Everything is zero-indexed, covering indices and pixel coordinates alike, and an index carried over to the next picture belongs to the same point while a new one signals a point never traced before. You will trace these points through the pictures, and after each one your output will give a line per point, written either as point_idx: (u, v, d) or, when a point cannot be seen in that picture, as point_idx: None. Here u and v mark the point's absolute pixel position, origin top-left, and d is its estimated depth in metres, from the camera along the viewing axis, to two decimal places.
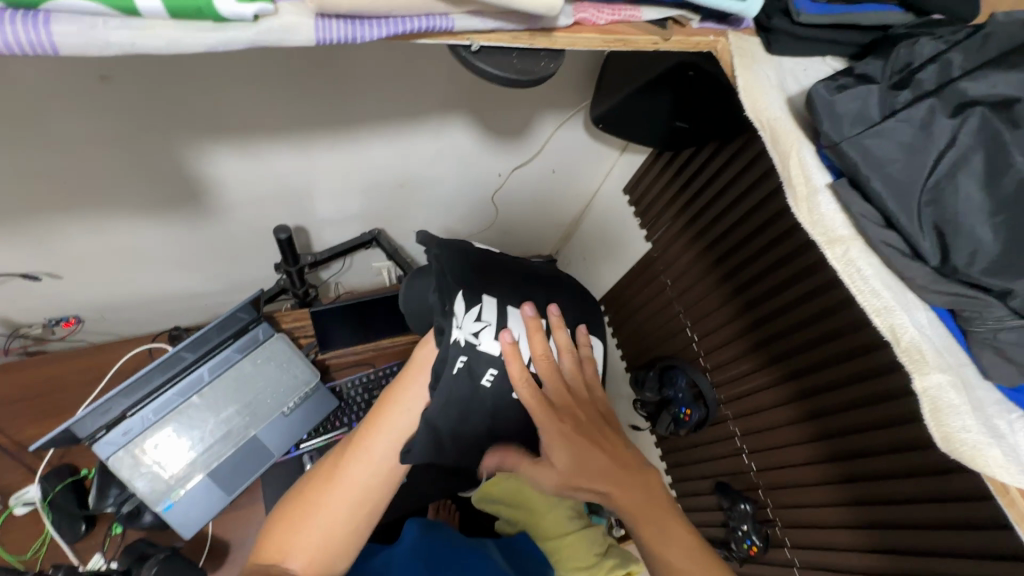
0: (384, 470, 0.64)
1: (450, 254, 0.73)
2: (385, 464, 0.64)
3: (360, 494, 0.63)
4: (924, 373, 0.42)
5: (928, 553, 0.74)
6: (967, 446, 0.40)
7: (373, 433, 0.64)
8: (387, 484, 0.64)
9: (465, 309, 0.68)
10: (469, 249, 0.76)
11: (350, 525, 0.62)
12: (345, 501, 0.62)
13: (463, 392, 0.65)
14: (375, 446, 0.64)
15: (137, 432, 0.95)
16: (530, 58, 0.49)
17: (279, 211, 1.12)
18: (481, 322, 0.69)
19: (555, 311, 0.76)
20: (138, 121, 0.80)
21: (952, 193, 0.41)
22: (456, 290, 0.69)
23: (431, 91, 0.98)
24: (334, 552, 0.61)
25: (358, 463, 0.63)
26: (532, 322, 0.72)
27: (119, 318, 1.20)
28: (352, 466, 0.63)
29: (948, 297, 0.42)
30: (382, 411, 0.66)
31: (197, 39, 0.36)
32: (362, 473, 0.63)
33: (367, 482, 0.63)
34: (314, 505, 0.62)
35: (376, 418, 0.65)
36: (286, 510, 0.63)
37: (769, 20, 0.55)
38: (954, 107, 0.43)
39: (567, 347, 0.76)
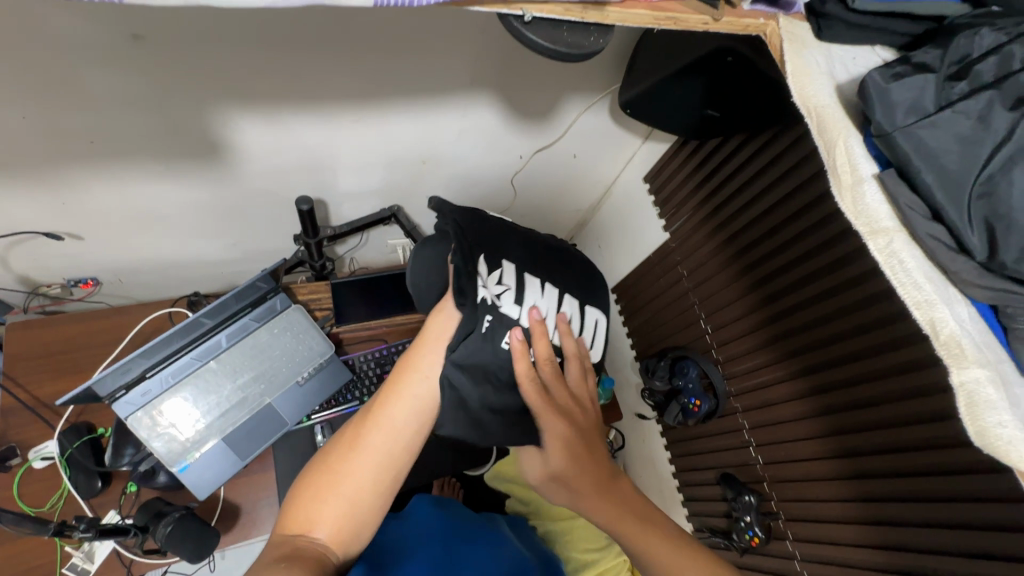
0: (405, 438, 0.63)
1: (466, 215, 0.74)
2: (405, 430, 0.64)
3: (385, 461, 0.63)
4: (962, 367, 0.42)
5: (929, 551, 0.74)
6: (1001, 440, 0.40)
7: (395, 400, 0.64)
8: (408, 450, 0.64)
9: (489, 270, 0.70)
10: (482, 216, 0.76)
11: (376, 490, 0.62)
12: (370, 468, 0.62)
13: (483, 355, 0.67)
14: (395, 413, 0.63)
15: (155, 394, 0.96)
16: (581, 32, 0.48)
17: (300, 182, 1.12)
18: (503, 285, 0.71)
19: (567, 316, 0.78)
20: (168, 82, 0.80)
21: (1006, 187, 0.41)
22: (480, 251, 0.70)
23: (460, 67, 0.97)
24: (362, 516, 0.62)
25: (380, 431, 0.63)
26: (538, 325, 0.71)
27: (136, 282, 1.22)
28: (373, 436, 0.63)
29: (993, 292, 0.42)
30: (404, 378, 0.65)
31: None
32: (383, 441, 0.63)
33: (389, 450, 0.63)
34: (339, 473, 0.62)
35: (397, 386, 0.65)
36: (312, 477, 0.63)
37: (822, 5, 0.54)
38: (1014, 99, 0.42)
39: (575, 352, 0.77)
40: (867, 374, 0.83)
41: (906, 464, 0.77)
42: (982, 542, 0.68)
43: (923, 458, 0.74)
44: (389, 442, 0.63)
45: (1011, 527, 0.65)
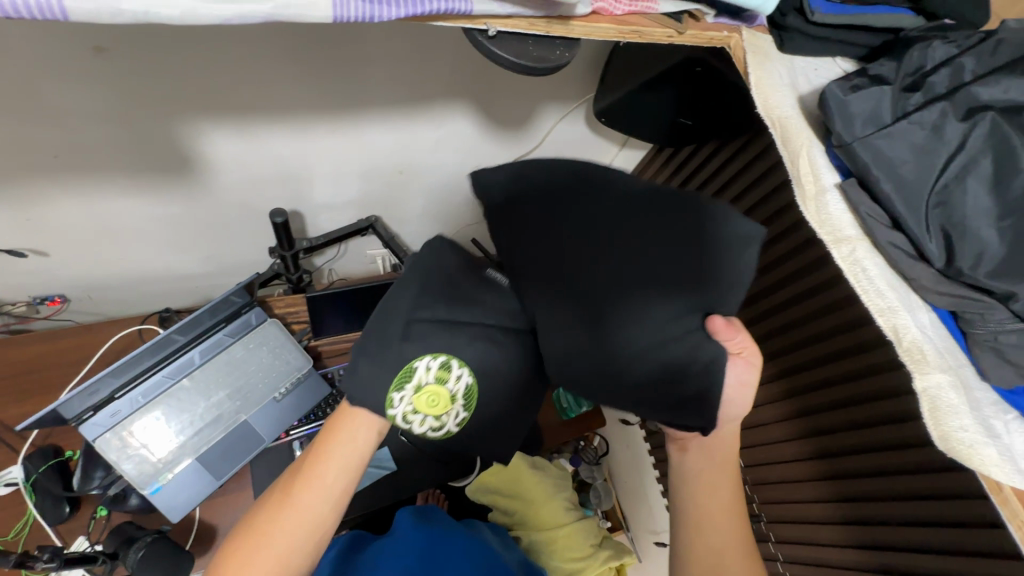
0: (332, 502, 0.56)
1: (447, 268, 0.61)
2: (334, 493, 0.57)
3: (317, 522, 0.55)
4: (924, 373, 0.43)
5: (909, 549, 0.74)
6: (964, 444, 0.41)
7: (329, 457, 0.56)
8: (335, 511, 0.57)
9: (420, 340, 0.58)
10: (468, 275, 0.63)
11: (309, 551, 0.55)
12: (301, 530, 0.55)
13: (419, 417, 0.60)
14: (327, 474, 0.56)
15: (125, 415, 0.93)
16: (545, 46, 0.48)
17: (275, 194, 1.10)
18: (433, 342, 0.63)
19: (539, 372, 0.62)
20: (133, 94, 0.78)
21: (959, 196, 0.42)
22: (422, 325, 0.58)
23: (435, 77, 0.97)
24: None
25: (312, 491, 0.55)
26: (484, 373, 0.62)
27: (107, 298, 1.18)
28: (299, 502, 0.55)
29: (951, 299, 0.43)
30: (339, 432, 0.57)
31: (211, 10, 0.34)
32: (312, 506, 0.55)
33: (316, 515, 0.55)
34: (266, 535, 0.54)
35: (331, 441, 0.57)
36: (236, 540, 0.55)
37: (783, 18, 0.55)
38: (965, 111, 0.43)
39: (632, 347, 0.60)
40: (840, 376, 0.84)
41: (876, 465, 0.78)
42: (953, 537, 0.68)
43: (897, 459, 0.75)
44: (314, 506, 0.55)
45: (975, 524, 0.66)
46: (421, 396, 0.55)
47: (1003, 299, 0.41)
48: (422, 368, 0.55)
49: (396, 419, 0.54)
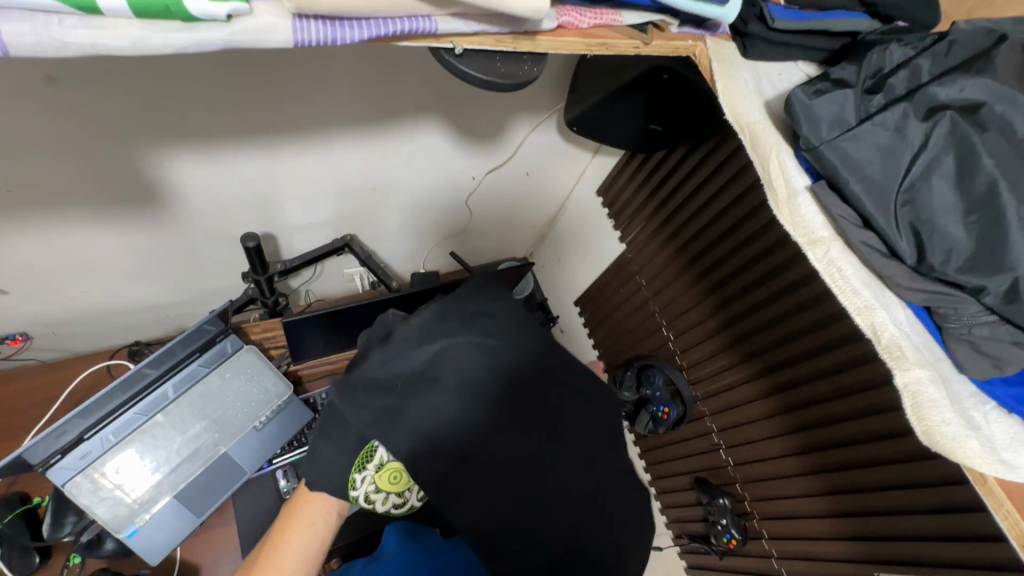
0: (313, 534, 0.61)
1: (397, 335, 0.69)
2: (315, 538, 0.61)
3: None
4: (904, 369, 0.43)
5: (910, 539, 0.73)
6: (947, 438, 0.41)
7: (279, 550, 0.58)
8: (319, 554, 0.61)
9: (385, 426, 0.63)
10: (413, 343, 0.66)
11: None
12: None
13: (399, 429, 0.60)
14: (284, 562, 0.58)
15: (96, 456, 0.88)
16: (514, 61, 0.48)
17: (245, 217, 1.08)
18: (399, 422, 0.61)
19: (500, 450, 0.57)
20: (92, 123, 0.75)
21: (926, 194, 0.43)
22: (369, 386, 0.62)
23: (404, 94, 0.97)
24: None
25: None
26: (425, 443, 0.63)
27: (71, 334, 1.13)
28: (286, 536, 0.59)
29: (927, 295, 0.43)
30: (291, 525, 0.60)
31: (164, 39, 0.33)
32: None
33: None
34: None
35: (281, 535, 0.59)
36: None
37: (744, 25, 0.55)
38: (926, 110, 0.45)
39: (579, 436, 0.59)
40: (822, 371, 0.85)
41: (864, 456, 0.79)
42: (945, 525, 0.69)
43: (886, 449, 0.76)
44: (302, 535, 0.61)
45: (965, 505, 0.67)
46: (383, 472, 0.65)
47: (975, 292, 0.41)
48: (386, 447, 0.64)
49: (359, 498, 0.63)
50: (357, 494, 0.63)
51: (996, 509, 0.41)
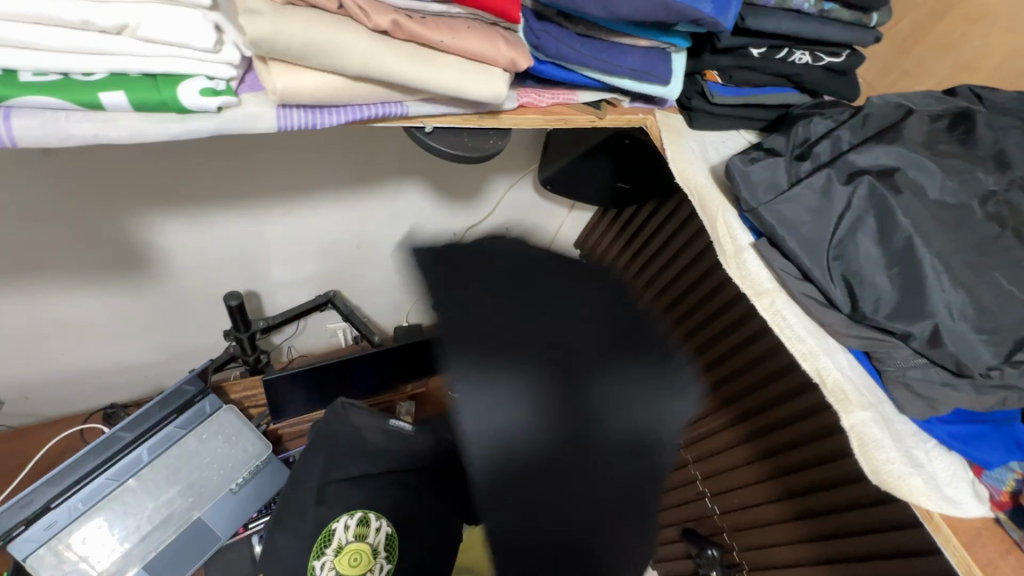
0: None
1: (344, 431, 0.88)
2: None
3: None
4: (850, 412, 0.46)
5: None
6: (894, 476, 0.44)
7: None
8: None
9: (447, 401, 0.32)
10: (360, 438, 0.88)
11: None
12: None
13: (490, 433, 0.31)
14: None
15: (63, 526, 0.86)
16: (480, 136, 0.53)
17: (230, 277, 1.10)
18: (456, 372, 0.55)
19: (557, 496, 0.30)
20: (84, 192, 0.79)
21: (853, 250, 0.47)
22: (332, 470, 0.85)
23: (386, 159, 1.03)
24: None
25: None
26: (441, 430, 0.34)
27: (46, 398, 1.11)
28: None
29: (862, 340, 0.47)
30: None
31: (160, 129, 0.37)
32: None
33: None
34: None
35: None
36: None
37: (688, 101, 0.61)
38: (847, 175, 0.50)
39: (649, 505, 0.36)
40: (796, 414, 0.88)
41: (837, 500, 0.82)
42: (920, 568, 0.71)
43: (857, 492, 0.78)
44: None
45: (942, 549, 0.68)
46: (343, 554, 0.79)
47: (905, 338, 0.45)
48: (342, 528, 0.81)
49: None
50: None
51: (946, 546, 0.43)
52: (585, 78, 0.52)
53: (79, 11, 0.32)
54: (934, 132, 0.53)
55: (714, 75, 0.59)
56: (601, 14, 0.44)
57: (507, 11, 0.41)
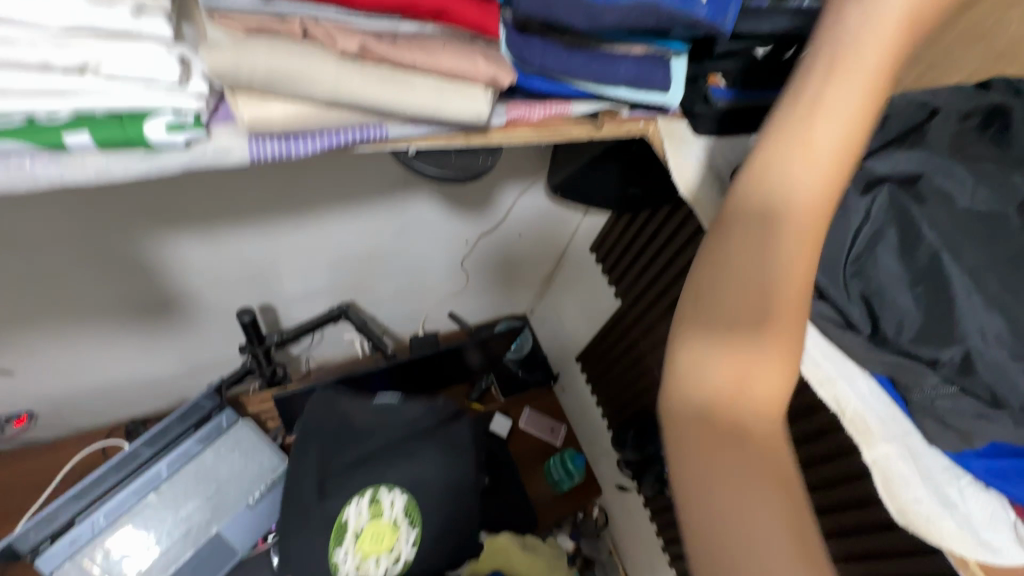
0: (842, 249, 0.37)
1: (321, 416, 0.91)
2: (782, 181, 0.36)
3: None
4: (871, 445, 0.42)
5: None
6: (921, 518, 0.39)
7: None
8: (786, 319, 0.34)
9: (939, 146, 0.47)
10: (350, 425, 0.91)
11: None
12: None
13: (896, 354, 0.42)
14: None
15: (85, 540, 0.86)
16: (469, 155, 0.51)
17: (244, 293, 1.11)
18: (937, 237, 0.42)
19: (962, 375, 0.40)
20: (102, 216, 0.81)
21: (872, 266, 0.43)
22: (332, 467, 0.87)
23: (394, 170, 1.02)
24: None
25: None
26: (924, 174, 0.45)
27: (74, 413, 1.14)
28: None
29: (886, 365, 0.43)
30: None
31: (127, 168, 0.36)
32: None
33: None
34: None
35: None
36: None
37: (692, 106, 0.57)
38: (865, 183, 0.45)
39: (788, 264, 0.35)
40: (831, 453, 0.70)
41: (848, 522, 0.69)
42: None
43: (859, 518, 0.67)
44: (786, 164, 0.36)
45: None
46: (366, 534, 0.83)
47: (932, 364, 0.41)
48: (354, 516, 0.84)
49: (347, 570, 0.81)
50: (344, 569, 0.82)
51: None
52: (575, 89, 0.49)
53: (38, 53, 0.32)
54: (962, 131, 0.49)
55: (717, 79, 0.57)
56: (585, 25, 0.41)
57: (485, 27, 0.39)
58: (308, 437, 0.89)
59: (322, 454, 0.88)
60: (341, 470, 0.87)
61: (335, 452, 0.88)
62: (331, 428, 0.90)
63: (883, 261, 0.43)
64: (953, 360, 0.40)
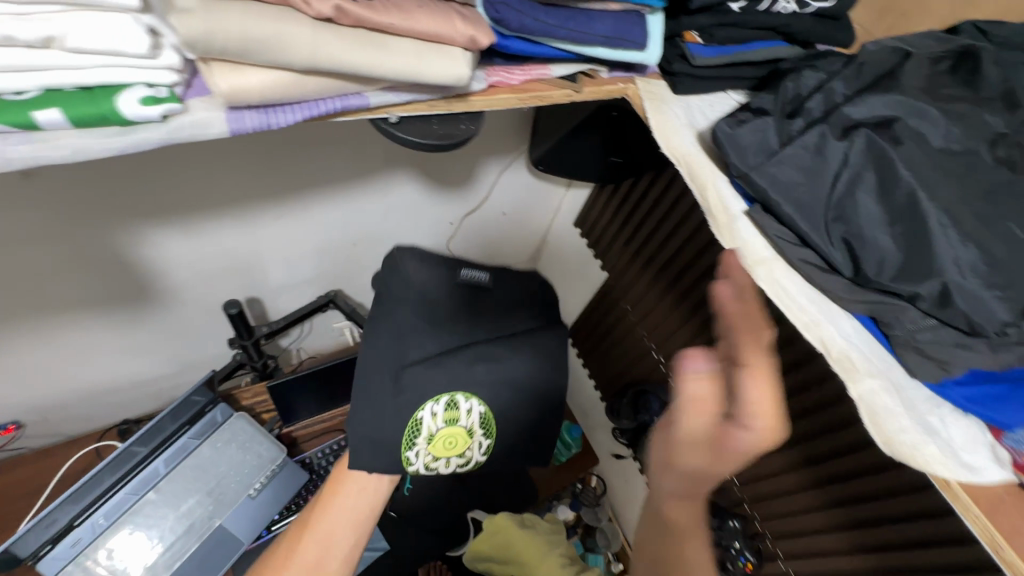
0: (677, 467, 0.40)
1: (401, 283, 0.76)
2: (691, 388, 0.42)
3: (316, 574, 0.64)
4: (857, 381, 0.43)
5: (906, 547, 0.65)
6: (907, 446, 0.41)
7: (324, 514, 0.66)
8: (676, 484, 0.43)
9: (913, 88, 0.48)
10: (434, 302, 0.77)
11: (346, 541, 0.66)
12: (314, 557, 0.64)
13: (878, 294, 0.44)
14: (333, 526, 0.66)
15: (88, 542, 0.84)
16: (449, 122, 0.49)
17: (229, 286, 1.09)
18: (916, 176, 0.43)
19: (941, 307, 0.42)
20: (76, 212, 0.79)
21: (853, 209, 0.45)
22: (416, 344, 0.74)
23: (373, 151, 1.00)
24: None
25: (315, 544, 0.65)
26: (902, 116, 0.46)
27: (64, 419, 1.12)
28: (338, 492, 0.68)
29: (867, 305, 0.44)
30: (325, 507, 0.67)
31: (102, 144, 0.35)
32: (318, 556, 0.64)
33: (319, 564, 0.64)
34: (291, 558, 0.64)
35: (312, 521, 0.66)
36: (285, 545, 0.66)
37: (670, 65, 0.58)
38: (841, 130, 0.47)
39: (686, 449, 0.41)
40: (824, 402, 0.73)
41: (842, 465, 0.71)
42: (914, 532, 0.64)
43: (852, 462, 0.69)
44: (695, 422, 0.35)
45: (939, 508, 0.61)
46: (437, 440, 0.70)
47: (912, 299, 0.43)
48: (430, 416, 0.69)
49: (421, 469, 0.70)
50: (416, 467, 0.69)
51: (968, 516, 0.39)
52: (554, 50, 0.49)
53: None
54: (934, 75, 0.50)
55: (694, 36, 0.56)
56: None
57: None
58: (389, 305, 0.76)
59: (406, 327, 0.74)
60: (429, 351, 0.73)
61: (416, 332, 0.74)
62: (412, 296, 0.76)
63: (863, 203, 0.44)
64: (933, 294, 0.42)
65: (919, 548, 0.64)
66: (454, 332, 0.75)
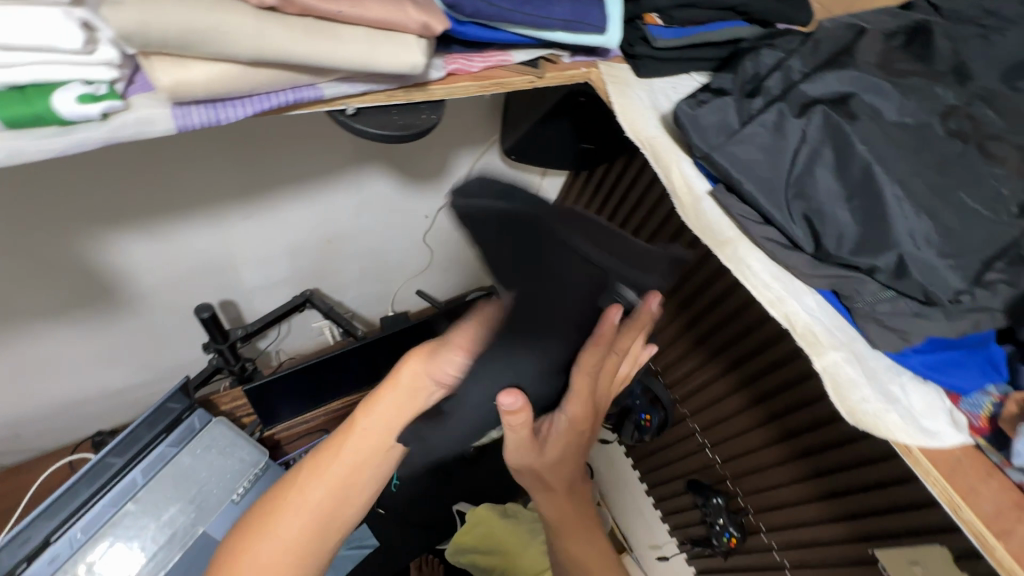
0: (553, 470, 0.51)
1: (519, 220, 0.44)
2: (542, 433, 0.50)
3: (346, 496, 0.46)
4: (821, 353, 0.44)
5: (886, 511, 0.66)
6: (869, 414, 0.42)
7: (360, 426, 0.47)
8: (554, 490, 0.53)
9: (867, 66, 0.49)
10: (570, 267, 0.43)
11: (384, 468, 0.48)
12: (348, 475, 0.46)
13: (836, 268, 0.45)
14: (374, 442, 0.47)
15: (66, 558, 0.81)
16: (410, 112, 0.49)
17: (200, 289, 1.06)
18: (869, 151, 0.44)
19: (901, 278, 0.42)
20: (30, 218, 0.76)
21: (812, 185, 0.45)
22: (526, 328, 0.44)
23: (341, 145, 0.98)
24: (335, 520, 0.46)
25: (347, 463, 0.46)
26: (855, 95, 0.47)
27: (33, 434, 1.09)
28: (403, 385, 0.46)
29: (829, 279, 0.45)
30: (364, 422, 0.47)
31: (40, 145, 0.34)
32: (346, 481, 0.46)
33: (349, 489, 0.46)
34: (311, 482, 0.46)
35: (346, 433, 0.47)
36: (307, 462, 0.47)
37: (631, 48, 0.58)
38: (800, 107, 0.47)
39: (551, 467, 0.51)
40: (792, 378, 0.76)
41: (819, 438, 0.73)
42: (891, 496, 0.65)
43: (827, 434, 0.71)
44: (552, 468, 0.49)
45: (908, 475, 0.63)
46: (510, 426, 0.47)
47: (870, 272, 0.43)
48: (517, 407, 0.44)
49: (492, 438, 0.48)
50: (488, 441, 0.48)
51: (928, 478, 0.40)
52: (512, 35, 0.48)
53: None
54: (888, 51, 0.51)
55: (654, 18, 0.56)
56: None
57: None
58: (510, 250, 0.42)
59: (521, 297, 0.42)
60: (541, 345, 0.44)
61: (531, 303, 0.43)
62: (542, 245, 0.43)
63: (822, 180, 0.45)
64: (890, 267, 0.42)
65: (895, 512, 0.65)
66: (609, 256, 0.43)
